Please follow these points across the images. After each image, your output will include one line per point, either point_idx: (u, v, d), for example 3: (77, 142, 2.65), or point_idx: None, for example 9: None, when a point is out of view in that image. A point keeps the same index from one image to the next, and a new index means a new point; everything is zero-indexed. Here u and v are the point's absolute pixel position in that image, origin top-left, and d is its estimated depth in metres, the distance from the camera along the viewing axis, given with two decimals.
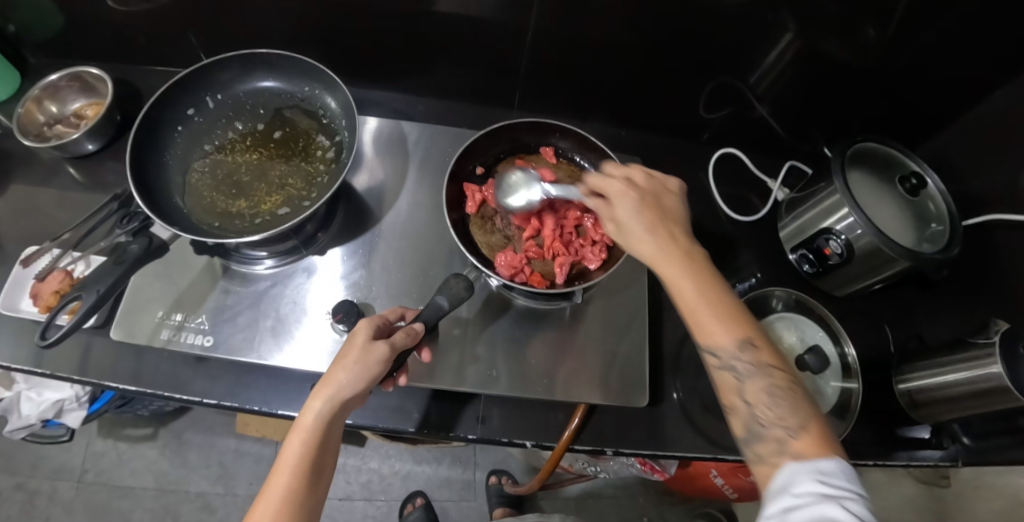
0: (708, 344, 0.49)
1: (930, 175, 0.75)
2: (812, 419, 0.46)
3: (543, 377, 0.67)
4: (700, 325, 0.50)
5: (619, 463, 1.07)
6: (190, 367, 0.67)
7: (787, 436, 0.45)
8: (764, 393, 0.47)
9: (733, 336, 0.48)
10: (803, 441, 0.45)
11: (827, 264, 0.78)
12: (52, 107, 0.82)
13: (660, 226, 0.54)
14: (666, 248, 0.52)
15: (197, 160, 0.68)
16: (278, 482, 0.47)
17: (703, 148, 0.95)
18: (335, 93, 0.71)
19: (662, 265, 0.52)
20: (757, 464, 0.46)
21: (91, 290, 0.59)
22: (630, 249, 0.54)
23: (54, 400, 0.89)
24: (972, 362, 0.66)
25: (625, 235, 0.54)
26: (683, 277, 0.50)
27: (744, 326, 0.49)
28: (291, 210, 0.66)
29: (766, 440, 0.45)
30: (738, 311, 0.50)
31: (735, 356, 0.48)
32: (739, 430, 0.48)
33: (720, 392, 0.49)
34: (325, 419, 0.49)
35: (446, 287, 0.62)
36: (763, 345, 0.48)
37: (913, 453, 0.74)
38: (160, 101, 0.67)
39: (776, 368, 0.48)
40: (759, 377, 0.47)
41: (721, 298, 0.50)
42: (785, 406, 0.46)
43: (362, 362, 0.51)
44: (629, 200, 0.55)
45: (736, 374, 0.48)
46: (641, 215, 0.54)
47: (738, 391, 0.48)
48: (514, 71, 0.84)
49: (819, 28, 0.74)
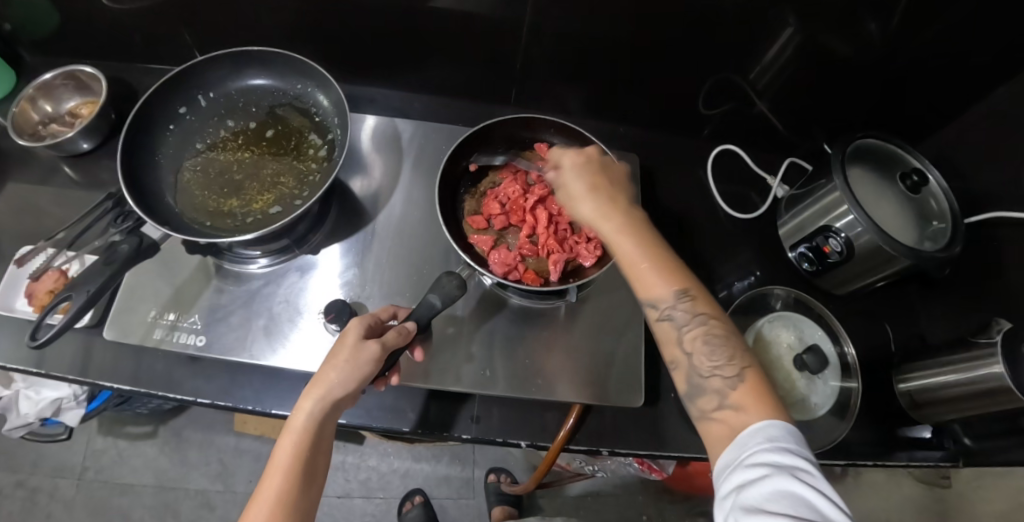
0: (647, 297, 0.50)
1: (931, 172, 0.74)
2: (751, 369, 0.47)
3: (539, 377, 0.67)
4: (640, 280, 0.50)
5: (618, 462, 1.07)
6: (184, 367, 0.67)
7: (725, 386, 0.46)
8: (702, 343, 0.48)
9: (671, 288, 0.49)
10: (740, 391, 0.46)
11: (827, 262, 0.77)
12: (46, 106, 0.82)
13: (601, 187, 0.55)
14: (606, 207, 0.53)
15: (188, 159, 0.67)
16: (271, 482, 0.46)
17: (702, 145, 0.95)
18: (328, 91, 0.70)
19: (598, 223, 0.53)
20: (700, 418, 0.47)
21: (81, 291, 0.58)
22: (573, 213, 0.55)
23: (52, 398, 0.90)
24: (974, 362, 0.65)
25: (570, 199, 0.55)
26: (623, 235, 0.51)
27: (679, 278, 0.50)
28: (283, 209, 0.66)
29: (707, 393, 0.47)
30: (675, 265, 0.51)
31: (674, 306, 0.49)
32: (683, 384, 0.49)
33: (663, 347, 0.50)
34: (317, 418, 0.49)
35: (438, 286, 0.61)
36: (701, 295, 0.49)
37: (914, 453, 0.74)
38: (151, 100, 0.67)
39: (712, 317, 0.49)
40: (697, 326, 0.48)
41: (655, 249, 0.51)
42: (722, 356, 0.47)
43: (352, 361, 0.51)
44: (574, 166, 0.57)
45: (675, 325, 0.49)
46: (584, 177, 0.56)
47: (679, 343, 0.49)
48: (510, 68, 0.83)
49: (819, 23, 0.73)
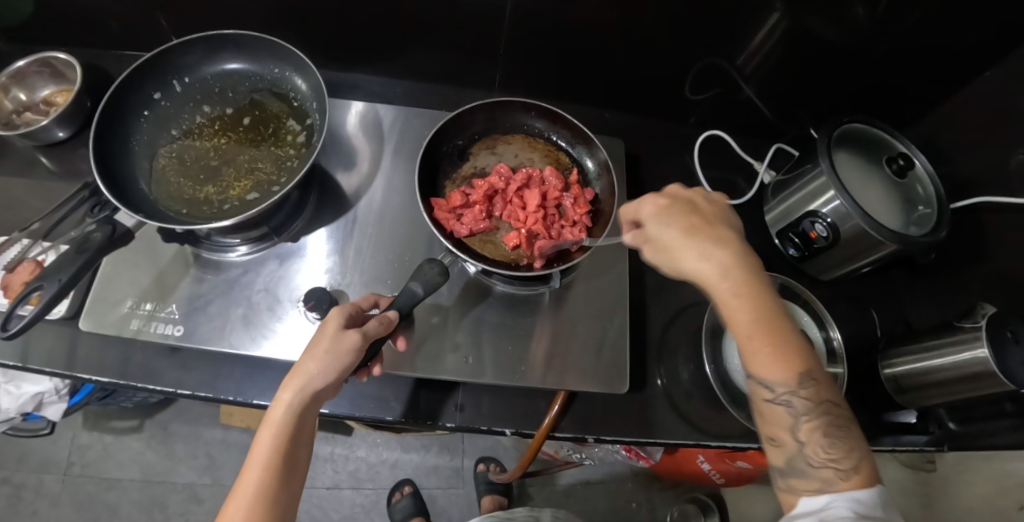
0: (761, 378, 0.47)
1: (918, 157, 0.74)
2: (867, 460, 0.45)
3: (524, 365, 0.66)
4: (753, 358, 0.47)
5: (605, 449, 1.07)
6: (163, 358, 0.66)
7: (835, 477, 0.44)
8: (818, 433, 0.46)
9: (794, 373, 0.46)
10: (850, 482, 0.44)
11: (813, 247, 0.77)
12: (20, 94, 0.80)
13: (705, 238, 0.50)
14: (719, 266, 0.48)
15: (164, 146, 0.66)
16: (251, 476, 0.46)
17: (689, 131, 0.94)
18: (306, 75, 0.69)
19: (711, 281, 0.48)
20: (786, 492, 0.47)
21: (53, 279, 0.57)
22: (674, 266, 0.50)
23: (34, 393, 0.88)
24: (957, 346, 0.65)
25: (669, 253, 0.51)
26: (742, 302, 0.47)
27: (801, 361, 0.46)
28: (260, 196, 0.64)
29: (807, 478, 0.45)
30: (798, 346, 0.47)
31: (792, 394, 0.46)
32: (779, 460, 0.47)
33: (766, 424, 0.48)
34: (297, 409, 0.48)
35: (420, 273, 0.60)
36: (822, 380, 0.47)
37: (899, 437, 0.74)
38: (124, 84, 0.65)
39: (832, 404, 0.47)
40: (817, 416, 0.46)
41: (777, 325, 0.47)
42: (839, 447, 0.45)
43: (332, 351, 0.50)
44: (666, 216, 0.52)
45: (790, 410, 0.46)
46: (680, 226, 0.51)
47: (790, 427, 0.46)
48: (494, 52, 0.82)
49: (806, 6, 0.72)
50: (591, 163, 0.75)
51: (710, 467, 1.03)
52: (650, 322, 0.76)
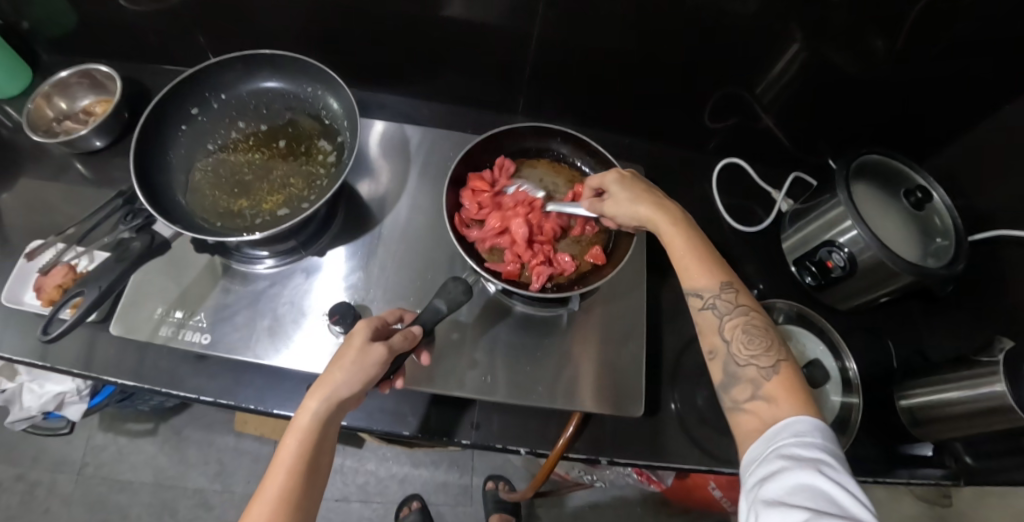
0: (692, 287, 0.54)
1: (936, 190, 0.75)
2: (787, 361, 0.49)
3: (540, 385, 0.67)
4: (686, 274, 0.55)
5: (616, 473, 1.07)
6: (189, 365, 0.67)
7: (759, 374, 0.49)
8: (741, 332, 0.51)
9: (715, 279, 0.53)
10: (773, 382, 0.48)
11: (830, 277, 0.77)
12: (61, 103, 0.83)
13: (652, 194, 0.61)
14: (660, 206, 0.59)
15: (200, 159, 0.68)
16: (275, 480, 0.46)
17: (708, 158, 0.95)
18: (338, 95, 0.72)
19: (653, 219, 0.58)
20: (733, 405, 0.49)
21: (93, 286, 0.59)
22: (628, 214, 0.61)
23: (55, 393, 0.90)
24: (973, 380, 0.65)
25: (620, 202, 0.61)
26: (674, 232, 0.56)
27: (722, 271, 0.54)
28: (290, 211, 0.66)
29: (740, 380, 0.49)
30: (724, 267, 0.55)
31: (716, 296, 0.53)
32: (718, 373, 0.51)
33: (703, 338, 0.53)
34: (322, 417, 0.49)
35: (445, 291, 0.61)
36: (745, 292, 0.53)
37: (914, 470, 0.73)
38: (165, 99, 0.68)
39: (752, 311, 0.53)
40: (737, 316, 0.52)
41: (706, 249, 0.55)
42: (759, 347, 0.50)
43: (359, 362, 0.51)
44: (622, 177, 0.63)
45: (715, 313, 0.53)
46: (631, 183, 0.62)
47: (719, 332, 0.52)
48: (518, 77, 0.84)
49: (825, 38, 0.74)
50: None
51: (722, 494, 1.02)
52: (665, 346, 0.77)
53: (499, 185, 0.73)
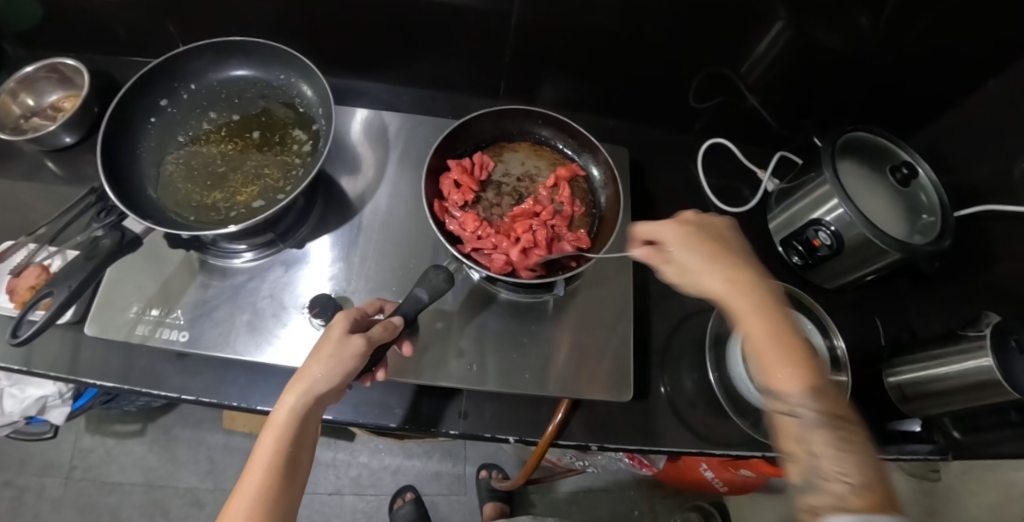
0: (771, 386, 0.44)
1: (920, 165, 0.74)
2: (888, 491, 0.38)
3: (527, 372, 0.66)
4: (767, 370, 0.45)
5: (608, 457, 1.07)
6: (169, 363, 0.66)
7: (847, 492, 0.37)
8: (832, 447, 0.40)
9: (801, 382, 0.43)
10: (861, 499, 0.37)
11: (816, 256, 0.77)
12: (28, 100, 0.80)
13: (722, 258, 0.51)
14: (735, 280, 0.49)
15: (171, 152, 0.66)
16: (252, 478, 0.45)
17: (693, 139, 0.94)
18: (312, 82, 0.70)
19: (727, 299, 0.48)
20: (805, 512, 0.38)
21: (63, 286, 0.58)
22: (693, 285, 0.50)
23: (36, 397, 0.88)
24: (960, 355, 0.65)
25: (688, 273, 0.51)
26: (750, 313, 0.47)
27: (811, 370, 0.44)
28: (266, 203, 0.65)
29: (821, 493, 0.38)
30: (812, 360, 0.45)
31: (800, 404, 0.42)
32: (796, 478, 0.41)
33: (778, 437, 0.43)
34: (300, 413, 0.48)
35: (426, 279, 0.60)
36: (835, 398, 0.43)
37: (903, 446, 0.74)
38: (132, 90, 0.66)
39: (845, 421, 0.42)
40: (826, 427, 0.41)
41: (789, 338, 0.45)
42: (852, 462, 0.39)
43: (337, 355, 0.49)
44: (683, 238, 0.52)
45: (800, 422, 0.42)
46: (701, 251, 0.51)
47: (800, 438, 0.41)
48: (499, 60, 0.83)
49: (809, 14, 0.72)
50: (597, 171, 0.75)
51: (713, 475, 1.02)
52: (654, 330, 0.76)
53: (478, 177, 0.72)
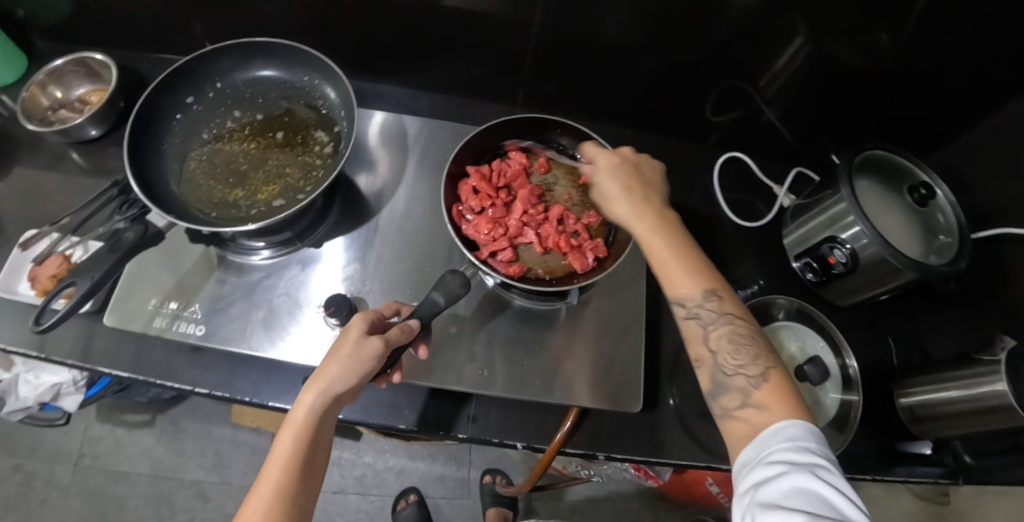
0: (674, 294, 0.50)
1: (939, 186, 0.74)
2: (776, 369, 0.47)
3: (537, 378, 0.66)
4: (669, 279, 0.51)
5: (613, 467, 1.06)
6: (184, 356, 0.67)
7: (749, 384, 0.46)
8: (727, 343, 0.48)
9: (700, 286, 0.49)
10: (764, 391, 0.45)
11: (831, 273, 0.76)
12: (56, 92, 0.82)
13: (637, 190, 0.56)
14: (640, 208, 0.54)
15: (195, 148, 0.67)
16: (271, 476, 0.46)
17: (709, 152, 0.94)
18: (335, 84, 0.71)
19: (632, 222, 0.53)
20: (723, 418, 0.46)
21: (86, 277, 0.59)
22: (609, 211, 0.56)
23: (51, 384, 0.89)
24: (975, 378, 0.65)
25: (605, 198, 0.56)
26: (655, 234, 0.52)
27: (709, 277, 0.50)
28: (286, 202, 0.66)
29: (729, 391, 0.46)
30: (708, 266, 0.51)
31: (700, 305, 0.49)
32: (705, 382, 0.48)
33: (687, 345, 0.50)
34: (318, 412, 0.48)
35: (442, 284, 0.60)
36: (730, 297, 0.49)
37: (913, 468, 0.73)
38: (159, 87, 0.67)
39: (738, 318, 0.49)
40: (724, 326, 0.48)
41: (687, 251, 0.51)
42: (746, 356, 0.47)
43: (355, 356, 0.50)
44: (611, 167, 0.58)
45: (701, 323, 0.49)
46: (618, 179, 0.57)
47: (704, 341, 0.49)
48: (518, 68, 0.83)
49: (829, 31, 0.72)
50: None
51: (719, 490, 1.01)
52: (665, 341, 0.76)
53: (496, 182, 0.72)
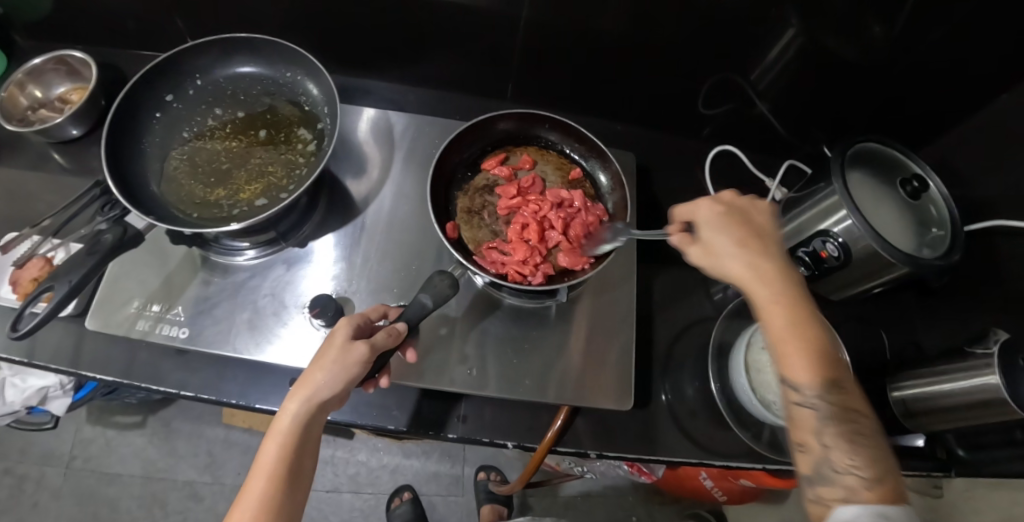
0: (791, 378, 0.47)
1: (931, 178, 0.73)
2: (891, 473, 0.44)
3: (526, 377, 0.66)
4: (788, 361, 0.47)
5: (607, 463, 1.06)
6: (169, 359, 0.66)
7: (859, 485, 0.43)
8: (841, 438, 0.45)
9: (822, 378, 0.46)
10: (873, 493, 0.43)
11: (824, 266, 0.75)
12: (36, 91, 0.80)
13: (753, 249, 0.50)
14: (771, 276, 0.49)
15: (175, 148, 0.66)
16: (256, 484, 0.45)
17: (701, 145, 0.93)
18: (318, 80, 0.69)
19: (750, 285, 0.49)
20: (814, 503, 0.45)
21: (64, 281, 0.57)
22: (720, 270, 0.50)
23: (38, 387, 0.88)
24: (968, 372, 0.64)
25: (714, 254, 0.51)
26: (781, 312, 0.47)
27: (830, 367, 0.46)
28: (269, 201, 0.64)
29: (835, 486, 0.44)
30: (833, 356, 0.47)
31: (820, 396, 0.45)
32: (808, 467, 0.46)
33: (793, 427, 0.47)
34: (302, 419, 0.47)
35: (431, 285, 0.60)
36: (853, 392, 0.46)
37: (906, 461, 0.73)
38: (138, 85, 0.65)
39: (857, 415, 0.46)
40: (841, 421, 0.45)
41: (815, 337, 0.47)
42: (861, 455, 0.44)
43: (340, 362, 0.49)
44: (727, 222, 0.52)
45: (816, 414, 0.46)
46: (731, 233, 0.51)
47: (816, 431, 0.46)
48: (507, 62, 0.82)
49: (821, 22, 0.71)
50: (603, 176, 0.74)
51: (713, 484, 1.01)
52: (656, 337, 0.76)
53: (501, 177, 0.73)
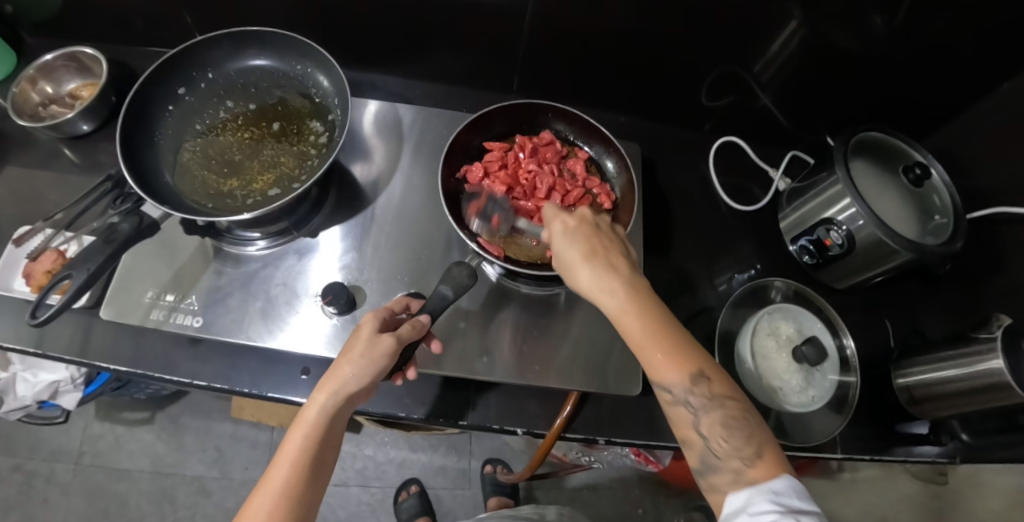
0: (658, 381, 0.48)
1: (934, 167, 0.74)
2: (769, 443, 0.45)
3: (536, 364, 0.66)
4: (650, 363, 0.48)
5: (613, 454, 1.07)
6: (182, 349, 0.67)
7: (742, 465, 0.44)
8: (719, 426, 0.46)
9: (684, 371, 0.47)
10: (757, 468, 0.44)
11: (827, 255, 0.77)
12: (47, 88, 0.81)
13: (599, 254, 0.52)
14: (604, 277, 0.51)
15: (189, 140, 0.67)
16: (279, 473, 0.46)
17: (704, 138, 0.94)
18: (328, 73, 0.70)
19: (599, 298, 0.51)
20: (711, 492, 0.46)
21: (82, 269, 0.58)
22: (572, 283, 0.53)
23: (49, 381, 0.89)
24: (970, 357, 0.65)
25: (565, 268, 0.53)
26: (628, 314, 0.49)
27: (691, 360, 0.48)
28: (281, 192, 0.65)
29: (720, 473, 0.45)
30: (690, 344, 0.49)
31: (688, 391, 0.47)
32: (695, 462, 0.47)
33: (675, 427, 0.48)
34: (330, 412, 0.48)
35: (449, 276, 0.60)
36: (716, 376, 0.47)
37: (911, 448, 0.73)
38: (151, 78, 0.66)
39: (728, 397, 0.47)
40: (713, 410, 0.46)
41: (662, 331, 0.48)
42: (739, 436, 0.46)
43: (368, 356, 0.50)
44: (567, 231, 0.55)
45: (690, 409, 0.47)
46: (575, 243, 0.53)
47: (694, 427, 0.47)
48: (513, 55, 0.83)
49: (824, 15, 0.72)
50: (610, 164, 0.75)
51: None
52: None
53: (505, 165, 0.73)
